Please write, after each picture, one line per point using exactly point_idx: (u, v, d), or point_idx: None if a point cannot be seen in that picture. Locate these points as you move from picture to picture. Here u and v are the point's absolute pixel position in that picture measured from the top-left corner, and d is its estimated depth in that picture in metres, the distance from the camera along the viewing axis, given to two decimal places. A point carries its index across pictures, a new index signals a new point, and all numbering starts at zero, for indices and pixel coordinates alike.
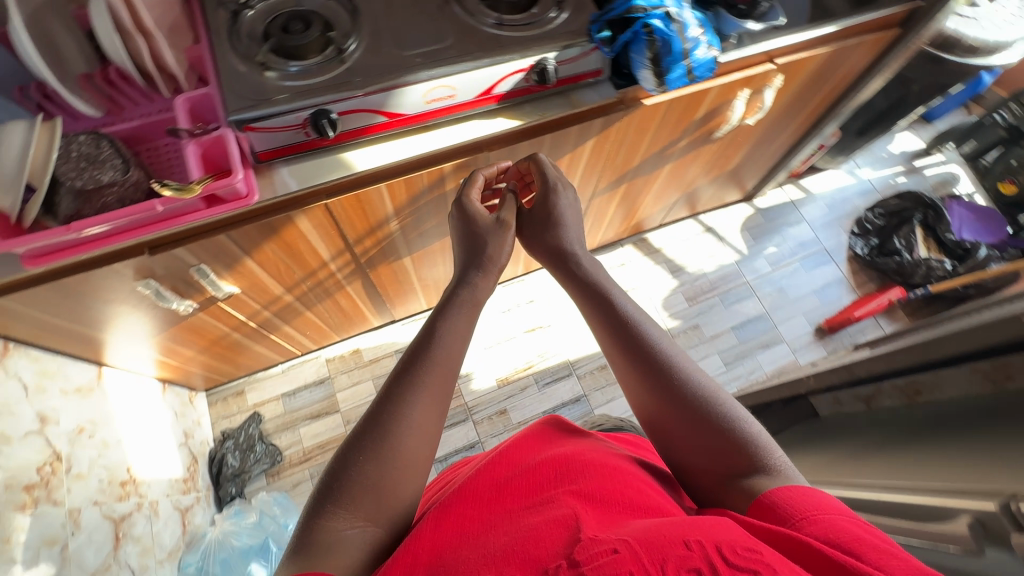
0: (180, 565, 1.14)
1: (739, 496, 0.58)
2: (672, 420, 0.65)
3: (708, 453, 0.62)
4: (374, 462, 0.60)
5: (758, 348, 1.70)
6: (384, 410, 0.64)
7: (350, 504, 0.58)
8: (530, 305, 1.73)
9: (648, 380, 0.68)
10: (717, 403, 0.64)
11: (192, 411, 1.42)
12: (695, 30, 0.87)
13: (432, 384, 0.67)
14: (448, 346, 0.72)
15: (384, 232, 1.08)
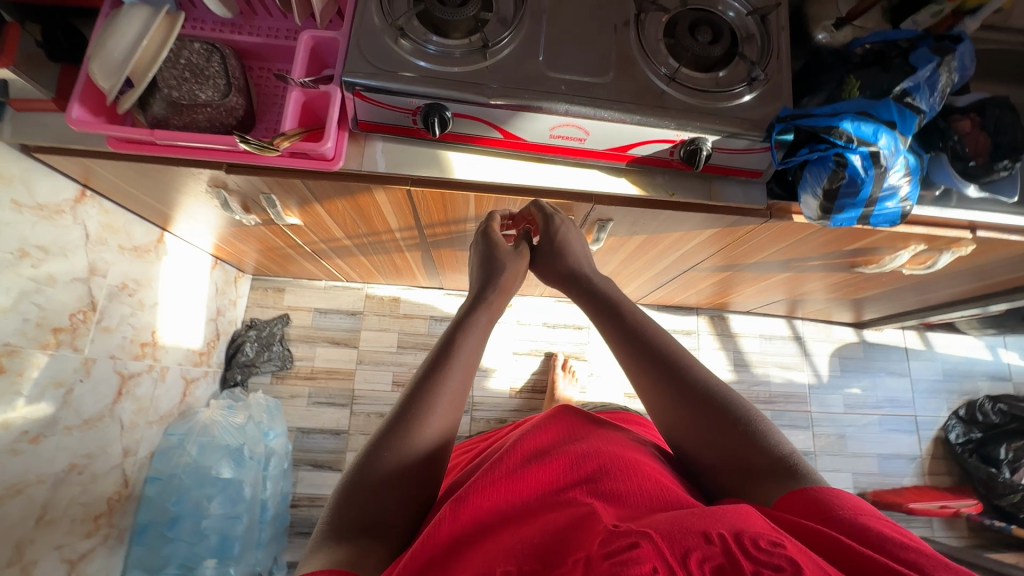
0: (166, 430, 1.23)
1: (768, 491, 0.51)
2: (681, 425, 0.59)
3: (725, 455, 0.56)
4: (395, 450, 0.55)
5: None
6: (409, 399, 0.58)
7: (371, 494, 0.53)
8: (576, 330, 1.64)
9: (650, 377, 0.62)
10: (723, 398, 0.58)
11: (232, 291, 1.48)
12: (898, 178, 0.69)
13: (460, 370, 0.61)
14: (471, 345, 0.64)
15: (461, 228, 1.01)
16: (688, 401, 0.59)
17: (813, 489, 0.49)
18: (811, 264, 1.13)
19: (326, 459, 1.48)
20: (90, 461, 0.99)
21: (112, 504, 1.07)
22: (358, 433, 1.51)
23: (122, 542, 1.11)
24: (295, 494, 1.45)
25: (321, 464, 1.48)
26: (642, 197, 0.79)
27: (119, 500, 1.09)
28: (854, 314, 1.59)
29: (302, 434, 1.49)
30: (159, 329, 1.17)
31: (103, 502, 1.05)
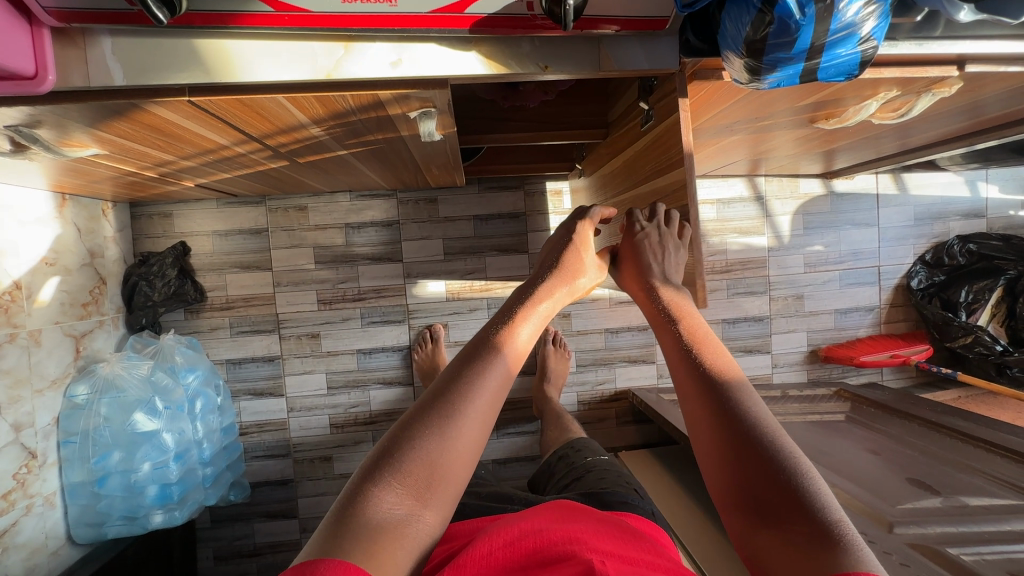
0: (67, 392, 1.13)
1: (799, 568, 0.44)
2: (724, 455, 0.55)
3: (766, 490, 0.49)
4: (437, 442, 0.52)
5: (738, 350, 1.52)
6: (448, 394, 0.56)
7: (405, 480, 0.50)
8: (512, 220, 1.46)
9: (699, 383, 0.61)
10: (772, 427, 0.55)
11: (104, 227, 1.28)
12: (859, 7, 0.47)
13: (498, 375, 0.58)
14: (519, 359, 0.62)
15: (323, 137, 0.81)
16: (735, 411, 0.57)
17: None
18: (760, 121, 0.92)
19: (265, 386, 1.43)
20: None
21: (23, 478, 1.02)
22: (292, 357, 1.43)
23: (53, 505, 1.09)
24: (242, 423, 1.43)
25: (261, 392, 1.43)
26: (502, 77, 0.57)
27: (30, 471, 1.04)
28: (823, 164, 1.40)
29: (233, 366, 1.42)
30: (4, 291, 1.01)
31: (9, 479, 0.99)
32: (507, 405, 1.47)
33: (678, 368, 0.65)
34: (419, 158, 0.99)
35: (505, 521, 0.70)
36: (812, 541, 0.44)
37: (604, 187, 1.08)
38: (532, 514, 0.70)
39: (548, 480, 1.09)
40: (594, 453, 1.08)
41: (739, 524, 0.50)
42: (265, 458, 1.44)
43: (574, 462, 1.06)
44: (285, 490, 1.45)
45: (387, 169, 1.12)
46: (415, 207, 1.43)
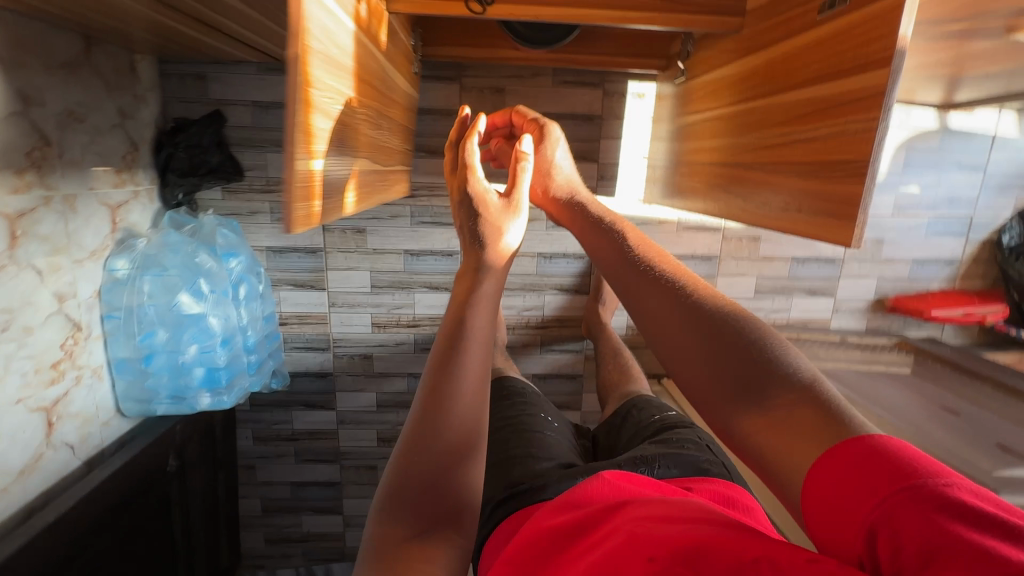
0: (107, 266, 1.06)
1: (784, 442, 0.48)
2: (694, 355, 0.59)
3: (730, 372, 0.55)
4: (429, 465, 0.60)
5: (801, 290, 1.44)
6: (428, 411, 0.62)
7: (415, 509, 0.59)
8: (586, 124, 1.29)
9: (668, 302, 0.63)
10: (722, 323, 0.59)
11: (133, 83, 1.13)
12: None
13: (469, 366, 0.65)
14: (479, 337, 0.67)
15: (307, 176, 0.57)
16: (703, 328, 0.59)
17: (855, 443, 0.43)
18: (956, 23, 0.77)
19: (306, 278, 1.36)
20: (13, 316, 0.85)
21: (70, 349, 0.98)
22: (336, 251, 1.35)
23: (101, 377, 1.06)
24: (281, 313, 1.39)
25: (302, 284, 1.37)
26: None
27: (77, 343, 1.00)
28: (950, 92, 1.22)
29: (274, 254, 1.33)
30: (37, 146, 0.90)
31: (57, 349, 0.95)
32: (555, 323, 1.42)
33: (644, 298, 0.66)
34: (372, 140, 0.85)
35: (555, 501, 0.64)
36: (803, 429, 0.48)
37: (718, 95, 0.91)
38: (579, 489, 0.64)
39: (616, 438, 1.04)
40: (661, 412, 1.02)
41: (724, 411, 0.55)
42: (304, 350, 1.42)
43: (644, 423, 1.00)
44: (323, 383, 1.45)
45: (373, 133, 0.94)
46: (479, 97, 1.26)
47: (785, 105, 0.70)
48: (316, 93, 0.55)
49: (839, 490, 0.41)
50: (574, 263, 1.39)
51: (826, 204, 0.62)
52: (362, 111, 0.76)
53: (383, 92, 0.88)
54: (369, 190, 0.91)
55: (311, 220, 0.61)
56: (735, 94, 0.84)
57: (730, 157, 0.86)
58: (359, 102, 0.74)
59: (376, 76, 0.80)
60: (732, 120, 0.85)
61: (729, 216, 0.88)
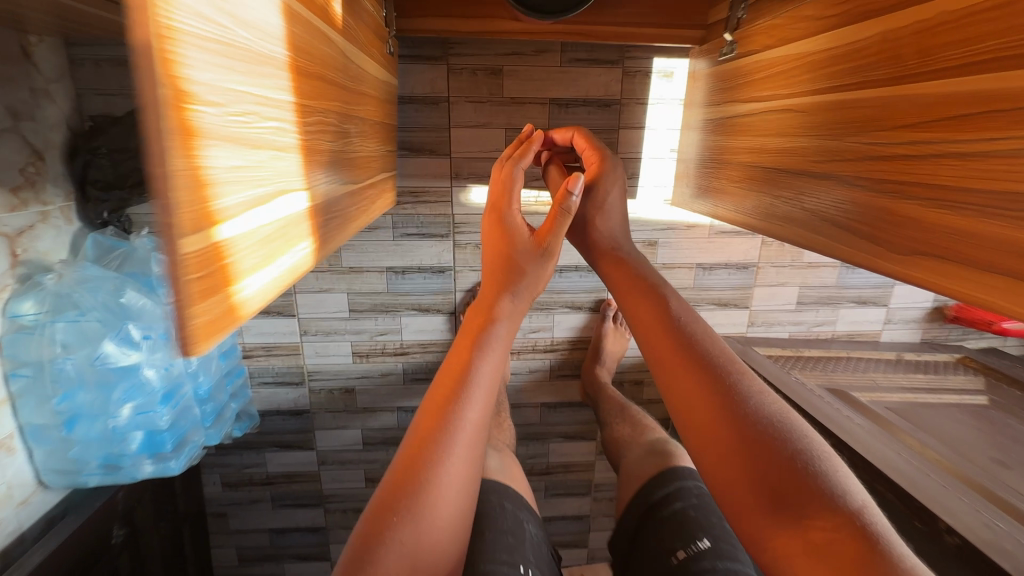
0: (9, 312, 0.82)
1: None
2: (729, 443, 0.53)
3: (773, 474, 0.49)
4: (410, 535, 0.51)
5: (849, 300, 1.25)
6: (415, 465, 0.53)
7: None
8: (603, 111, 1.06)
9: (694, 380, 0.58)
10: (753, 412, 0.54)
11: (29, 75, 0.88)
12: None
13: (469, 421, 0.57)
14: (485, 392, 0.59)
15: (212, 257, 0.33)
16: (738, 424, 0.53)
17: None
18: None
19: (272, 304, 1.15)
20: None
21: None
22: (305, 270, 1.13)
23: (10, 450, 0.84)
24: (245, 345, 1.17)
25: (267, 310, 1.15)
26: None
27: None
28: None
29: None
30: None
31: None
32: (566, 345, 1.23)
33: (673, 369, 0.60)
34: (342, 154, 0.61)
35: None
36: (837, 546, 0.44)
37: (786, 80, 0.69)
38: None
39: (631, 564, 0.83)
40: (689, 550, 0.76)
41: (743, 510, 0.50)
42: (274, 385, 1.21)
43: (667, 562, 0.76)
44: (300, 421, 1.25)
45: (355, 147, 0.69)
46: (471, 80, 1.03)
47: (903, 105, 0.50)
48: (200, 115, 0.30)
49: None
50: (587, 276, 1.19)
51: (984, 255, 0.42)
52: (319, 120, 0.52)
53: (351, 82, 0.63)
54: (348, 224, 0.67)
55: (235, 320, 0.36)
56: (817, 81, 0.63)
57: (807, 166, 0.65)
58: (305, 106, 0.48)
59: (335, 61, 0.56)
60: (812, 116, 0.63)
61: (804, 243, 0.67)
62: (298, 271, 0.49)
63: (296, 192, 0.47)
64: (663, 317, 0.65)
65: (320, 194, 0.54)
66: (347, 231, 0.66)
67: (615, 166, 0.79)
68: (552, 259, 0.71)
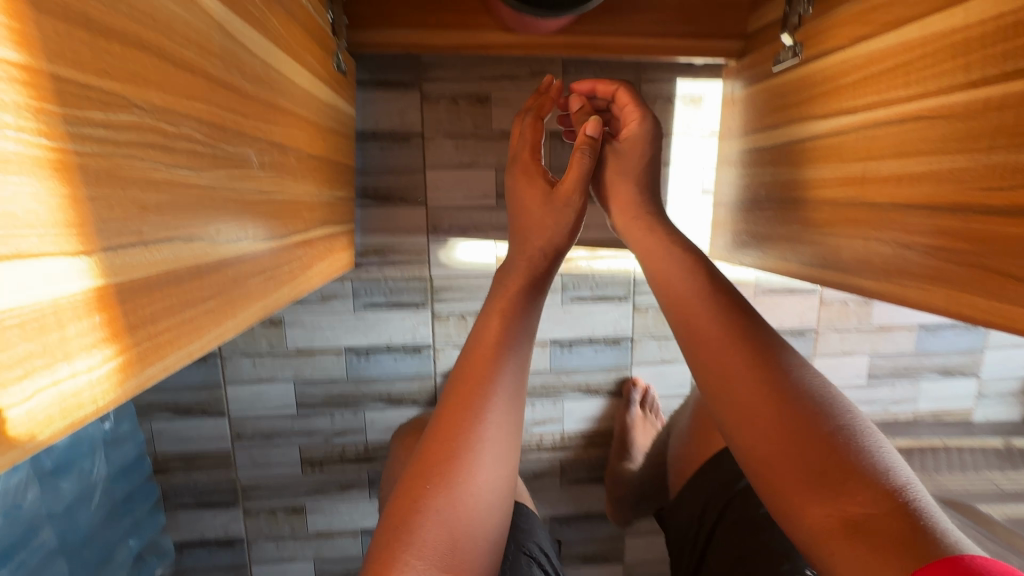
0: None
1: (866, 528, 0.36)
2: (767, 402, 0.44)
3: (819, 436, 0.41)
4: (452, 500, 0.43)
5: (932, 371, 0.99)
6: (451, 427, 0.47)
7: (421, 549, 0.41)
8: None
9: (734, 345, 0.47)
10: (808, 378, 0.45)
11: None
12: None
13: (507, 381, 0.50)
14: (520, 353, 0.53)
15: None
16: (776, 383, 0.44)
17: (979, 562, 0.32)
18: None
19: (193, 401, 0.87)
20: None
21: None
22: (238, 355, 0.86)
23: None
24: (157, 456, 0.88)
25: (186, 409, 0.87)
26: None
27: None
28: None
29: None
30: None
31: None
32: (581, 440, 0.96)
33: (699, 324, 0.50)
34: (212, 191, 0.36)
35: None
36: (893, 534, 0.35)
37: (908, 76, 0.46)
38: None
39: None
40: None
41: (782, 483, 0.41)
42: (197, 509, 0.91)
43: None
44: (231, 554, 0.93)
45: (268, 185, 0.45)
46: (451, 110, 0.82)
47: None
48: None
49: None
50: (605, 350, 0.93)
51: None
52: (144, 154, 0.28)
53: (247, 85, 0.40)
54: (235, 300, 0.40)
55: None
56: (977, 68, 0.40)
57: (970, 197, 0.41)
58: (73, 89, 0.23)
59: (195, 35, 0.32)
60: (976, 121, 0.40)
61: (974, 318, 0.41)
62: (42, 432, 0.22)
63: (42, 265, 0.22)
64: (697, 277, 0.53)
65: (170, 258, 0.31)
66: (228, 314, 0.39)
67: (652, 128, 0.65)
68: (575, 209, 0.60)
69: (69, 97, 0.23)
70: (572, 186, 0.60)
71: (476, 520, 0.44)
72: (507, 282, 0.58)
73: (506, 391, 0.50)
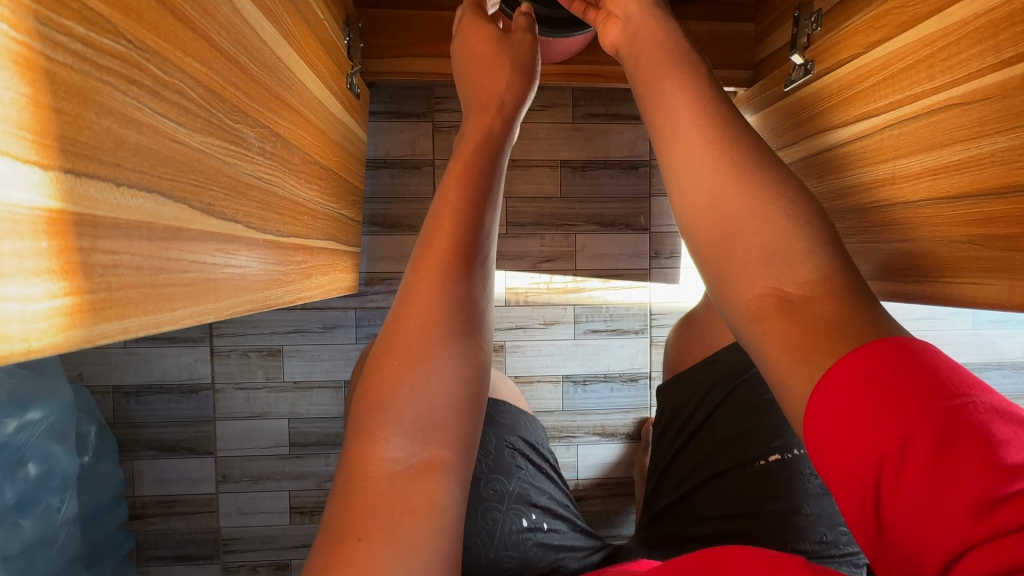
0: None
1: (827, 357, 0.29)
2: (747, 217, 0.33)
3: (789, 255, 0.32)
4: (415, 376, 0.36)
5: None
6: (404, 299, 0.39)
7: (392, 427, 0.35)
8: (631, 174, 0.84)
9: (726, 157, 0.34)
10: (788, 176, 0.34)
11: None
12: None
13: (465, 223, 0.40)
14: (473, 193, 0.42)
15: None
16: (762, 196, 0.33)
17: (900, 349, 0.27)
18: None
19: (180, 438, 0.81)
20: None
21: None
22: (231, 388, 0.81)
23: None
24: (136, 500, 0.81)
25: (172, 448, 0.81)
26: None
27: None
28: None
29: (127, 399, 0.80)
30: None
31: None
32: (598, 490, 0.87)
33: (674, 115, 0.36)
34: (204, 158, 0.34)
35: None
36: (827, 317, 0.30)
37: (931, 69, 0.45)
38: None
39: (672, 471, 0.64)
40: (770, 457, 0.57)
41: (734, 272, 0.33)
42: (173, 563, 0.83)
43: (737, 488, 0.58)
44: None
45: (268, 181, 0.43)
46: None
47: None
48: None
49: (848, 403, 0.26)
50: (623, 388, 0.87)
51: None
52: (125, 82, 0.26)
53: (251, 66, 0.39)
54: (213, 284, 0.36)
55: None
56: (1006, 45, 0.38)
57: (1020, 177, 0.38)
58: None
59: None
60: (1014, 99, 0.38)
61: None
62: None
63: None
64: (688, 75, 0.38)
65: (149, 211, 0.28)
66: (203, 300, 0.35)
67: None
68: (528, 56, 0.51)
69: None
70: (520, 26, 0.52)
71: (458, 397, 0.37)
72: (468, 130, 0.46)
73: (473, 253, 0.40)
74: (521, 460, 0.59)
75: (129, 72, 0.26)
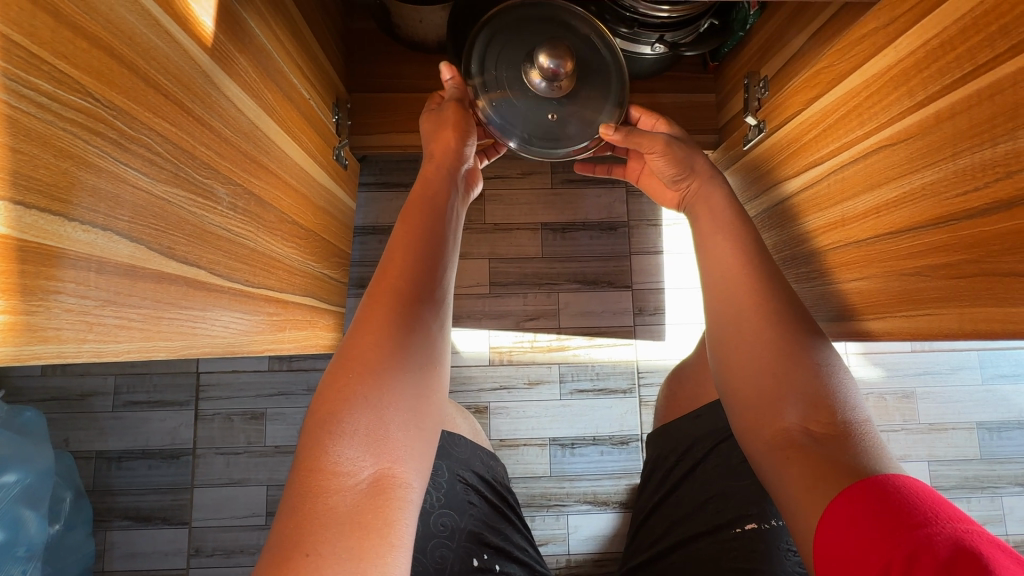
0: None
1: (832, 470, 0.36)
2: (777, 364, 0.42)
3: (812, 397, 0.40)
4: (372, 390, 0.37)
5: (1011, 483, 0.84)
6: (363, 315, 0.39)
7: (348, 440, 0.35)
8: (611, 235, 0.87)
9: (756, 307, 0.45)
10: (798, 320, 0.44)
11: None
12: None
13: (422, 253, 0.43)
14: (428, 226, 0.45)
15: None
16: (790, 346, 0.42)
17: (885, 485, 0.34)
18: None
19: (156, 507, 0.79)
20: None
21: None
22: (212, 452, 0.80)
23: None
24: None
25: (146, 517, 0.79)
26: None
27: None
28: None
29: (107, 465, 0.79)
30: None
31: None
32: (591, 567, 0.80)
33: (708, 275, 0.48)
34: (167, 206, 0.37)
35: None
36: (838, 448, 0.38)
37: (861, 117, 0.48)
38: None
39: (646, 530, 0.62)
40: (746, 525, 0.54)
41: (763, 410, 0.42)
42: None
43: (709, 557, 0.54)
44: None
45: (238, 233, 0.46)
46: None
47: None
48: None
49: (854, 531, 0.33)
50: (614, 451, 0.83)
51: None
52: (87, 134, 0.29)
53: (228, 132, 0.44)
54: (165, 321, 0.37)
55: None
56: (919, 89, 0.41)
57: (951, 206, 0.38)
58: (23, 55, 0.25)
59: (174, 69, 0.37)
60: (932, 135, 0.40)
61: (999, 333, 0.36)
62: None
63: None
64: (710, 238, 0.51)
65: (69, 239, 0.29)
66: (153, 336, 0.36)
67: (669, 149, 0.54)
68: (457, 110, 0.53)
69: (15, 59, 0.25)
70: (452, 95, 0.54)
71: (411, 417, 0.38)
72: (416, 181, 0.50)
73: (428, 281, 0.42)
74: (474, 497, 0.57)
75: (92, 123, 0.30)
